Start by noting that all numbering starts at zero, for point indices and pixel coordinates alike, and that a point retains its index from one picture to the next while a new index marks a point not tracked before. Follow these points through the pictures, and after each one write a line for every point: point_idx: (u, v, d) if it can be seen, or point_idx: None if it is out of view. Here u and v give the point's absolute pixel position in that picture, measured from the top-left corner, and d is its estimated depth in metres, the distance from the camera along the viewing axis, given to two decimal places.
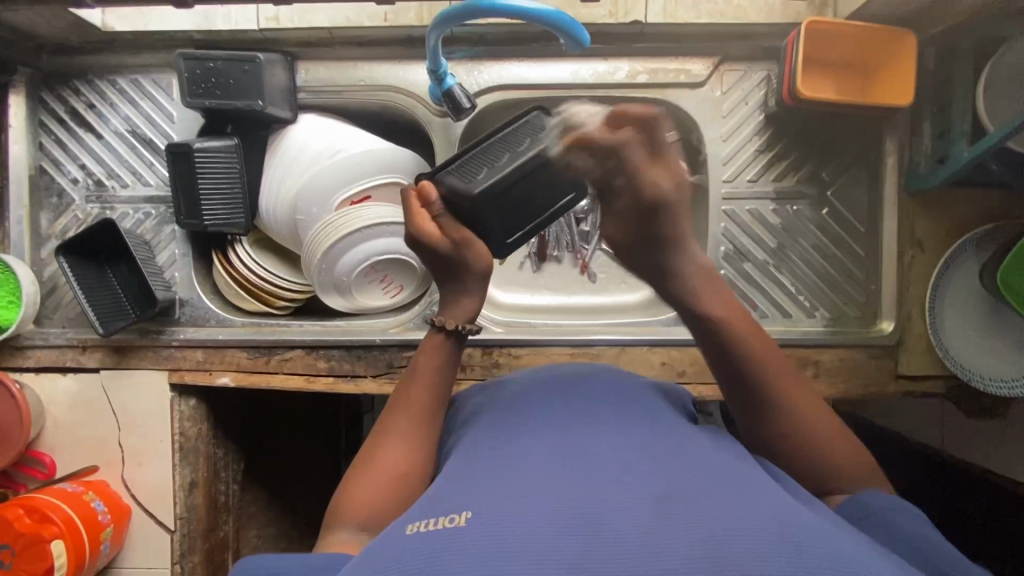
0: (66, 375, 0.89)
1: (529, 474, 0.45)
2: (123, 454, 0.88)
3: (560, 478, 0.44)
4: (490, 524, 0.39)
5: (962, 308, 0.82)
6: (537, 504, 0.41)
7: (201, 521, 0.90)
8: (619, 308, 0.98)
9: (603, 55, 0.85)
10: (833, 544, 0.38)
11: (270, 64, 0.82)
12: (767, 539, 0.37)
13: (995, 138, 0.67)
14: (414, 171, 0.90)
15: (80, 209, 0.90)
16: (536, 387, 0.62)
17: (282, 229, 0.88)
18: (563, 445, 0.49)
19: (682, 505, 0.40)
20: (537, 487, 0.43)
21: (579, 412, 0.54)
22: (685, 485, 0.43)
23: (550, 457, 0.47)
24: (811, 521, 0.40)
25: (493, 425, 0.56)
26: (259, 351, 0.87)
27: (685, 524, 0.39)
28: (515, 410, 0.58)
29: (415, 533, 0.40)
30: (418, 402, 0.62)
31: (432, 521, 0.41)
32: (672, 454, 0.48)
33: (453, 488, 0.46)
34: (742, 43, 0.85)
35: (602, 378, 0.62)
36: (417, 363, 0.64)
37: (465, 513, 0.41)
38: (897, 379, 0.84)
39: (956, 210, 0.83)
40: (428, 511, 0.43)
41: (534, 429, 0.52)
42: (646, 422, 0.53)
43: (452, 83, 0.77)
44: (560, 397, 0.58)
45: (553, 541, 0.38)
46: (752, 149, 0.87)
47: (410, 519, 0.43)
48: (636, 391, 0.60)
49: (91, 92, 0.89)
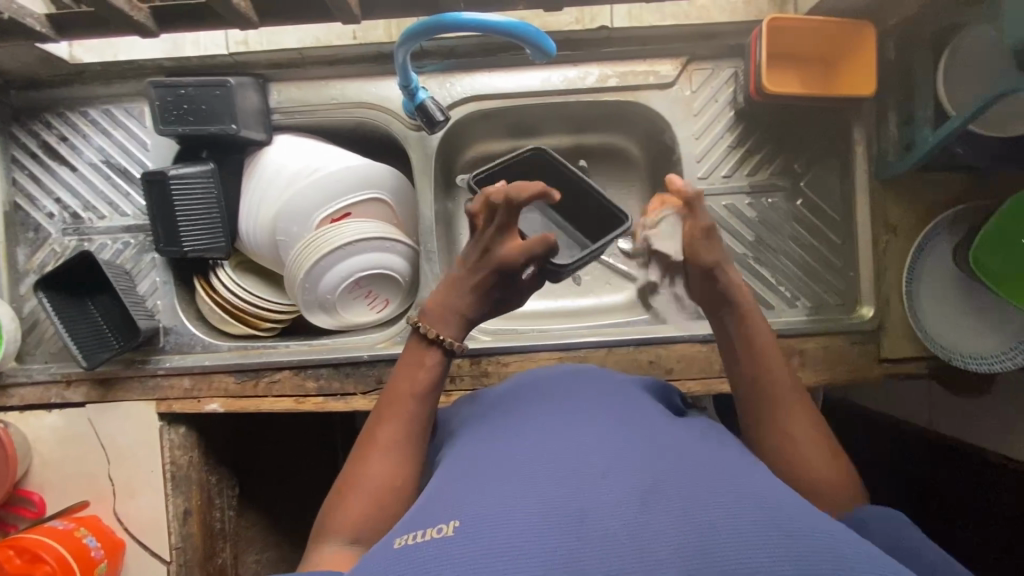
0: (52, 412, 0.88)
1: (516, 475, 0.45)
2: (114, 488, 0.87)
3: (545, 477, 0.44)
4: (482, 531, 0.40)
5: (938, 290, 0.84)
6: (529, 505, 0.41)
7: (197, 550, 0.89)
8: (605, 309, 0.99)
9: (572, 61, 0.86)
10: (820, 532, 0.39)
11: (242, 87, 0.82)
12: (752, 528, 0.38)
13: (958, 121, 0.69)
14: (394, 185, 0.90)
15: (57, 242, 0.89)
16: (528, 389, 0.62)
17: (263, 251, 0.88)
18: (550, 444, 0.49)
19: (670, 494, 0.41)
20: (524, 488, 0.43)
21: (568, 412, 0.55)
22: (672, 475, 0.43)
23: (538, 455, 0.47)
24: (796, 509, 0.41)
25: (488, 428, 0.57)
26: (246, 375, 0.87)
27: (674, 515, 0.39)
28: (509, 411, 0.58)
29: (403, 548, 0.41)
30: (404, 416, 0.62)
31: (420, 533, 0.42)
32: (660, 448, 0.48)
33: (442, 496, 0.46)
34: (708, 42, 0.86)
35: (592, 377, 0.63)
36: (408, 368, 0.64)
37: (451, 521, 0.41)
38: (881, 363, 0.85)
39: (926, 194, 0.84)
40: (418, 523, 0.44)
41: (526, 429, 0.53)
42: (633, 418, 0.54)
43: (424, 97, 0.78)
44: (547, 398, 0.59)
45: (546, 544, 0.38)
46: (725, 145, 0.88)
47: (399, 533, 0.44)
48: (622, 390, 0.60)
49: (63, 124, 0.89)
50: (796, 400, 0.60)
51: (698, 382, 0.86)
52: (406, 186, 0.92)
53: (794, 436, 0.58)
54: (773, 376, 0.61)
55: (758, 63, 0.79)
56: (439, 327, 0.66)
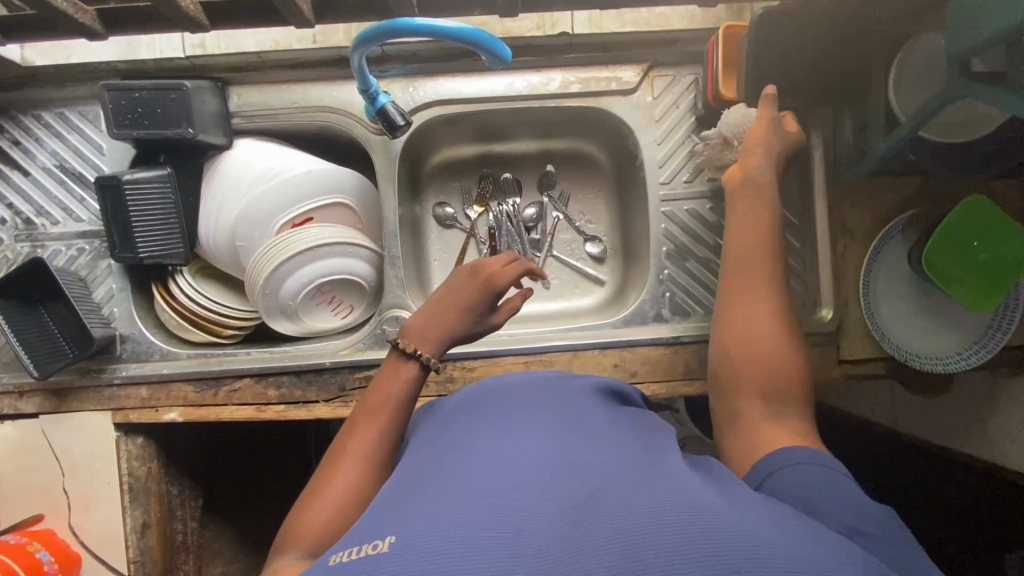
0: (3, 423, 0.85)
1: (456, 487, 0.45)
2: (69, 501, 0.85)
3: (484, 490, 0.44)
4: (415, 546, 0.39)
5: (894, 292, 0.85)
6: (467, 518, 0.41)
7: (157, 563, 0.88)
8: (573, 313, 1.00)
9: (535, 67, 0.87)
10: (744, 530, 0.39)
11: (199, 90, 0.81)
12: (680, 534, 0.38)
13: (907, 128, 0.71)
14: (357, 190, 0.90)
15: (8, 249, 0.86)
16: (484, 398, 0.62)
17: (223, 256, 0.87)
18: (497, 453, 0.49)
19: (604, 505, 0.41)
20: (463, 500, 0.43)
21: (519, 420, 0.55)
22: (610, 485, 0.43)
23: (480, 465, 0.47)
24: (726, 509, 0.41)
25: (440, 436, 0.56)
26: (205, 384, 0.85)
27: (606, 525, 0.39)
28: (463, 420, 0.58)
29: (338, 565, 0.41)
30: (377, 430, 0.62)
31: (356, 550, 0.41)
32: (603, 460, 0.48)
33: (381, 510, 0.46)
34: (669, 49, 0.87)
35: (546, 385, 0.63)
36: (387, 379, 0.66)
37: (387, 536, 0.41)
38: (839, 364, 0.87)
39: (882, 198, 0.86)
40: (355, 538, 0.43)
41: (475, 438, 0.53)
42: (582, 427, 0.54)
43: (384, 101, 0.77)
44: (497, 408, 0.59)
45: (479, 559, 0.38)
46: (686, 151, 0.89)
47: (337, 548, 0.43)
48: (575, 397, 0.60)
49: (15, 128, 0.86)
50: (768, 353, 0.59)
51: (661, 385, 0.86)
52: (370, 191, 0.91)
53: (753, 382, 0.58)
54: (752, 311, 0.61)
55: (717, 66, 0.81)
56: (418, 342, 0.68)
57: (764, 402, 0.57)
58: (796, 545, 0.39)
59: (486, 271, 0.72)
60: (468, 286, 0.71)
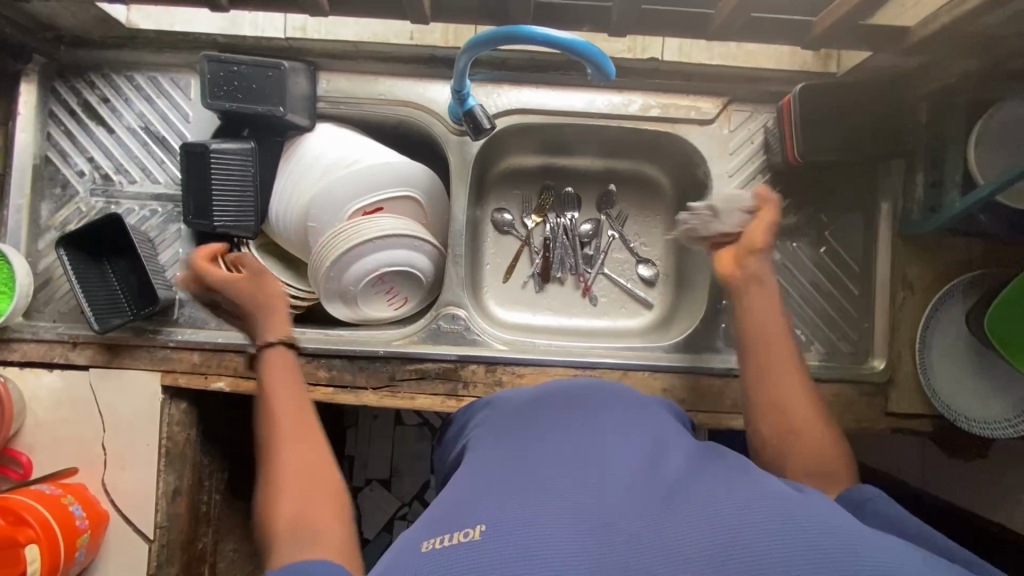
0: (52, 372, 0.85)
1: (538, 478, 0.46)
2: (106, 457, 0.85)
3: (566, 482, 0.45)
4: (506, 534, 0.40)
5: (949, 350, 0.86)
6: (553, 510, 0.42)
7: (182, 530, 0.87)
8: (620, 332, 1.00)
9: (618, 87, 0.88)
10: (834, 522, 0.39)
11: (294, 71, 0.83)
12: (771, 522, 0.39)
13: (986, 190, 0.71)
14: (428, 186, 0.91)
15: (83, 202, 0.88)
16: (549, 394, 0.62)
17: (292, 235, 0.88)
18: (573, 449, 0.49)
19: (691, 505, 0.41)
20: (548, 491, 0.44)
21: (589, 419, 0.55)
22: (694, 488, 0.44)
23: (558, 459, 0.48)
24: (811, 503, 0.41)
25: (511, 430, 0.57)
26: (257, 357, 0.86)
27: (695, 523, 0.40)
28: (531, 415, 0.59)
29: (430, 551, 0.41)
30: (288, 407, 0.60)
31: (446, 537, 0.42)
32: (680, 466, 0.49)
33: (464, 498, 0.46)
34: (751, 86, 0.89)
35: (609, 388, 0.64)
36: (272, 376, 0.63)
37: (478, 525, 0.42)
38: (886, 416, 0.87)
39: (946, 256, 0.86)
40: (442, 525, 0.44)
41: (547, 434, 0.53)
42: (653, 432, 0.54)
43: (473, 104, 0.79)
44: (566, 405, 0.59)
45: (570, 551, 0.38)
46: (756, 187, 0.90)
47: (424, 538, 0.44)
48: (639, 404, 0.61)
49: (106, 86, 0.88)
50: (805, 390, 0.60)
51: (706, 414, 0.86)
52: (440, 188, 0.92)
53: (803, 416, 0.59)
54: (792, 351, 0.62)
55: (795, 128, 0.81)
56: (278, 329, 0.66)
57: (820, 429, 0.58)
58: (897, 548, 0.38)
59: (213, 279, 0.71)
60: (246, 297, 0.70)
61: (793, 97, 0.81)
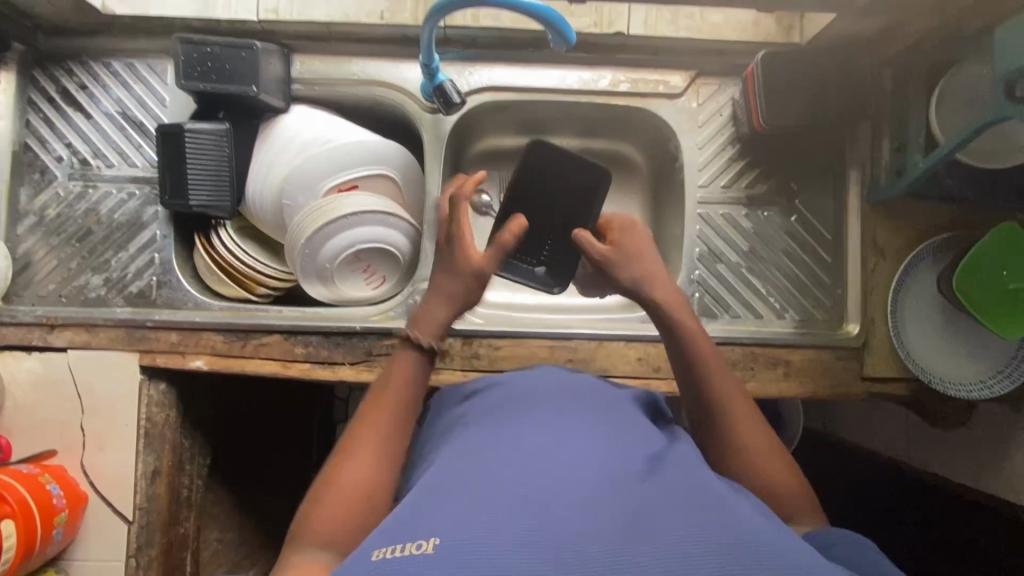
0: (30, 355, 0.85)
1: (491, 494, 0.45)
2: (85, 438, 0.85)
3: (525, 495, 0.45)
4: (459, 552, 0.39)
5: (922, 313, 0.86)
6: (509, 531, 0.41)
7: (162, 513, 0.87)
8: (598, 308, 1.00)
9: (588, 64, 0.90)
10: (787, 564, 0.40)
11: (267, 53, 0.84)
12: (726, 558, 0.40)
13: (949, 147, 0.72)
14: (402, 165, 0.92)
15: (62, 186, 0.89)
16: (514, 403, 0.62)
17: (268, 215, 0.89)
18: (531, 465, 0.48)
19: (648, 530, 0.41)
20: (504, 508, 0.43)
21: (552, 432, 0.54)
22: (653, 512, 0.44)
23: (520, 473, 0.47)
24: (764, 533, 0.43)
25: (471, 441, 0.56)
26: (235, 335, 0.86)
27: (653, 552, 0.40)
28: (493, 426, 0.58)
29: (382, 559, 0.40)
30: (382, 413, 0.64)
31: (399, 547, 0.41)
32: (643, 480, 0.49)
33: (423, 509, 0.46)
34: (717, 59, 0.90)
35: (574, 391, 0.65)
36: (390, 371, 0.68)
37: (432, 537, 0.41)
38: (863, 381, 0.87)
39: (916, 221, 0.87)
40: (398, 534, 0.43)
41: (507, 447, 0.52)
42: (613, 442, 0.54)
43: (443, 79, 0.81)
44: (521, 418, 0.58)
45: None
46: (725, 158, 0.92)
47: (379, 543, 0.43)
48: (602, 411, 0.61)
49: (84, 72, 0.90)
50: (752, 418, 0.65)
51: None
52: (416, 168, 0.93)
53: (760, 452, 0.63)
54: (729, 394, 0.66)
55: (758, 97, 0.83)
56: (419, 331, 0.71)
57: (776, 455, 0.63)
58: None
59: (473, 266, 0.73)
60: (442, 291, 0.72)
61: (756, 66, 0.83)
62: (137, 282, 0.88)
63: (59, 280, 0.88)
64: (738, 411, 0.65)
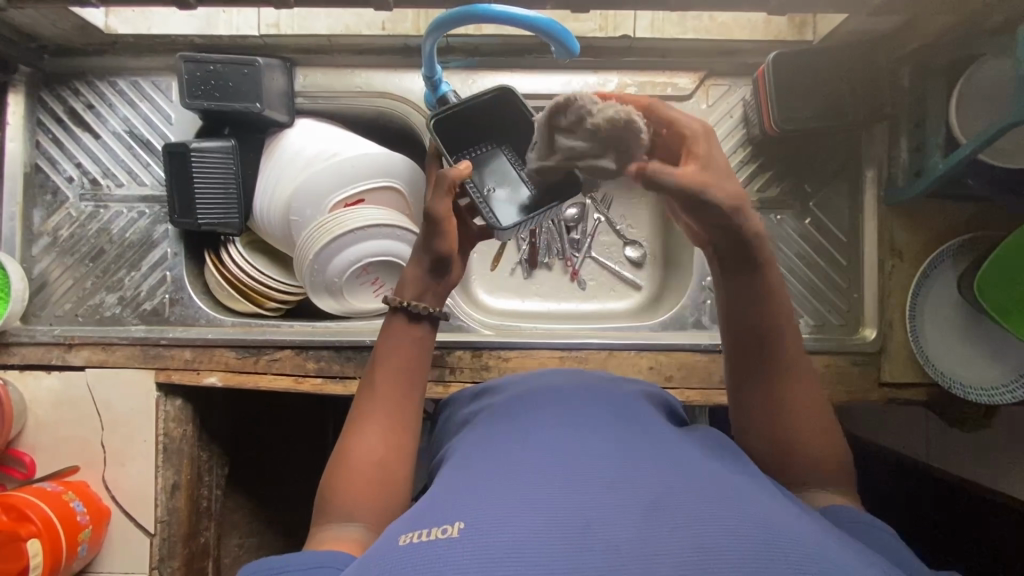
0: (51, 374, 0.87)
1: (518, 480, 0.46)
2: (105, 454, 0.87)
3: (550, 482, 0.45)
4: (484, 535, 0.40)
5: (942, 317, 0.84)
6: (535, 514, 0.42)
7: (183, 525, 0.89)
8: (607, 314, 1.00)
9: (594, 68, 0.88)
10: (821, 554, 0.39)
11: (269, 68, 0.84)
12: (746, 549, 0.39)
13: (968, 150, 0.69)
14: (408, 175, 0.91)
15: (73, 207, 0.90)
16: (536, 395, 0.63)
17: (276, 231, 0.89)
18: (554, 452, 0.49)
19: (673, 510, 0.42)
20: (532, 494, 0.44)
21: (575, 421, 0.55)
22: (679, 491, 0.44)
23: (549, 460, 0.48)
24: (794, 523, 0.43)
25: (491, 435, 0.57)
26: (247, 351, 0.87)
27: (677, 530, 0.40)
28: (515, 417, 0.59)
29: (407, 545, 0.41)
30: (385, 385, 0.62)
31: (425, 532, 0.42)
32: (665, 458, 0.49)
33: (450, 495, 0.46)
34: (727, 59, 0.88)
35: (591, 383, 0.65)
36: (384, 344, 0.64)
37: (456, 522, 0.42)
38: (880, 387, 0.85)
39: (936, 221, 0.85)
40: (421, 521, 0.44)
41: (528, 438, 0.53)
42: (635, 428, 0.55)
43: (446, 90, 0.80)
44: (542, 410, 0.59)
45: (550, 555, 0.38)
46: (737, 160, 0.90)
47: (403, 530, 0.44)
48: (620, 400, 0.61)
49: (91, 92, 0.90)
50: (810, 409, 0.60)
51: (696, 392, 0.86)
52: (421, 178, 0.92)
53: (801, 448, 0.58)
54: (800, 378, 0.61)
55: (770, 97, 0.81)
56: (404, 296, 0.66)
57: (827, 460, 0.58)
58: None
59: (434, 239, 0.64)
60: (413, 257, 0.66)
61: (766, 67, 0.81)
62: (150, 300, 0.89)
63: (75, 299, 0.90)
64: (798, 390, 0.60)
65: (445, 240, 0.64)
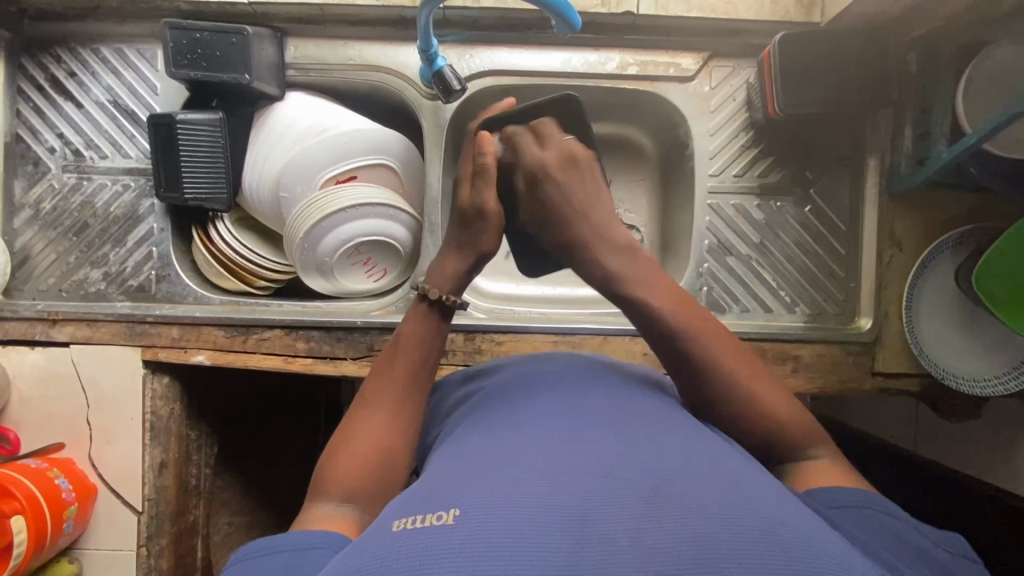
0: (35, 350, 0.85)
1: (515, 467, 0.45)
2: (92, 431, 0.85)
3: (547, 470, 0.44)
4: (479, 523, 0.39)
5: (939, 308, 0.83)
6: (532, 502, 0.41)
7: (171, 503, 0.88)
8: (603, 298, 0.98)
9: (595, 45, 0.86)
10: (820, 546, 0.38)
11: (259, 37, 0.81)
12: (749, 544, 0.37)
13: (975, 137, 0.67)
14: (402, 153, 0.89)
15: (56, 178, 0.88)
16: (533, 378, 0.62)
17: (265, 208, 0.87)
18: (553, 439, 0.48)
19: (675, 501, 0.40)
20: (527, 482, 0.43)
21: (570, 407, 0.54)
22: (679, 482, 0.42)
23: (546, 448, 0.47)
24: (793, 519, 0.41)
25: (487, 420, 0.55)
26: (236, 330, 0.85)
27: (678, 523, 0.39)
28: (510, 401, 0.58)
29: (402, 532, 0.40)
30: (401, 370, 0.63)
31: (419, 519, 0.41)
32: (661, 447, 0.48)
33: (444, 481, 0.45)
34: (731, 39, 0.86)
35: (588, 369, 0.64)
36: (406, 330, 0.67)
37: (452, 509, 0.41)
38: (873, 376, 0.85)
39: (937, 210, 0.83)
40: (415, 507, 0.43)
41: (525, 424, 0.52)
42: (630, 414, 0.54)
43: (442, 64, 0.77)
44: (540, 394, 0.58)
45: (547, 544, 0.37)
46: (739, 144, 0.89)
47: (397, 516, 0.42)
48: (614, 385, 0.60)
49: (73, 59, 0.87)
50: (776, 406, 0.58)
51: None
52: (416, 156, 0.90)
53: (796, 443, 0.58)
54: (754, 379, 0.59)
55: (774, 79, 0.79)
56: (436, 285, 0.69)
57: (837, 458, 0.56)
58: None
59: (483, 238, 0.71)
60: (455, 252, 0.71)
61: (772, 48, 0.79)
62: (136, 277, 0.87)
63: (59, 274, 0.88)
64: (746, 370, 0.59)
65: (489, 236, 0.71)
